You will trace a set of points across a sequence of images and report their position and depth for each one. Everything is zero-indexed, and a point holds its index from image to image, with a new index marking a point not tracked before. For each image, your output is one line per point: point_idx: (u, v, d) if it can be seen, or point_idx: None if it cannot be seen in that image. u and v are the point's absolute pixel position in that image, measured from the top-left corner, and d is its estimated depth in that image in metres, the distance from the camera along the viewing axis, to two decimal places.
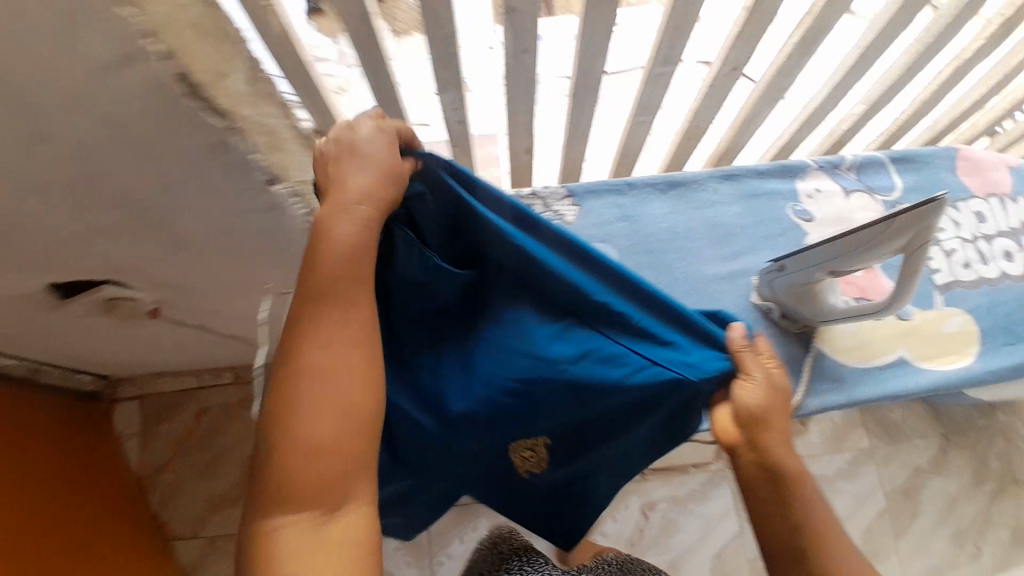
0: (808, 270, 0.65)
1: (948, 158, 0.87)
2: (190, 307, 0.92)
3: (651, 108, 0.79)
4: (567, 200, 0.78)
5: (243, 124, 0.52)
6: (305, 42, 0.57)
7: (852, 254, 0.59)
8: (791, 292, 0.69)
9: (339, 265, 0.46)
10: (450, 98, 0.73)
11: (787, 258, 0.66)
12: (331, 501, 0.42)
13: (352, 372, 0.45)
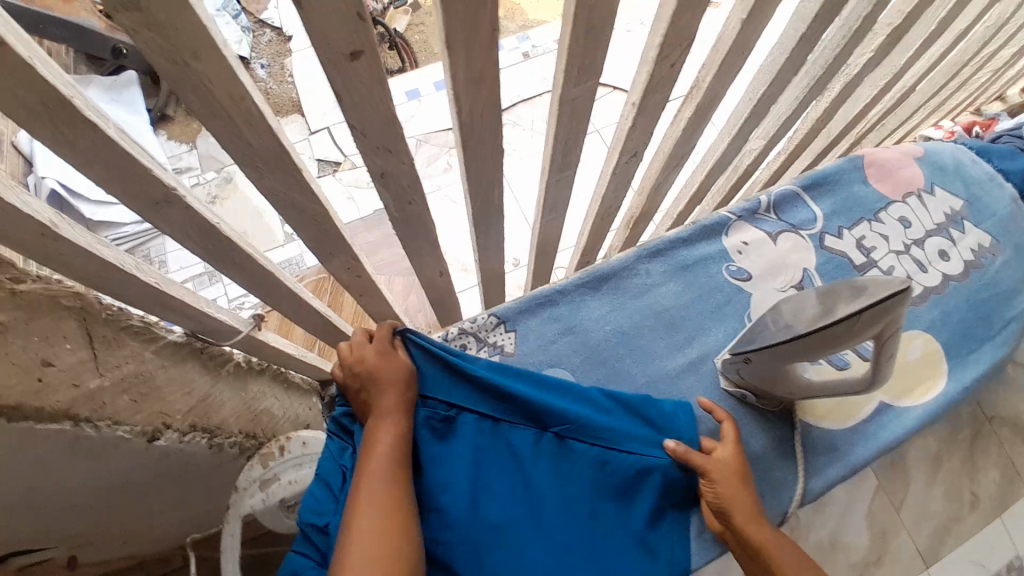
0: (777, 362, 0.63)
1: (853, 169, 0.88)
2: (111, 543, 0.79)
3: (559, 205, 0.73)
4: (499, 330, 0.72)
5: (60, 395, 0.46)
6: (135, 274, 0.49)
7: (826, 347, 0.58)
8: (759, 378, 0.66)
9: (379, 416, 0.59)
10: (339, 263, 0.64)
11: (751, 350, 0.64)
12: None
13: (385, 508, 0.50)
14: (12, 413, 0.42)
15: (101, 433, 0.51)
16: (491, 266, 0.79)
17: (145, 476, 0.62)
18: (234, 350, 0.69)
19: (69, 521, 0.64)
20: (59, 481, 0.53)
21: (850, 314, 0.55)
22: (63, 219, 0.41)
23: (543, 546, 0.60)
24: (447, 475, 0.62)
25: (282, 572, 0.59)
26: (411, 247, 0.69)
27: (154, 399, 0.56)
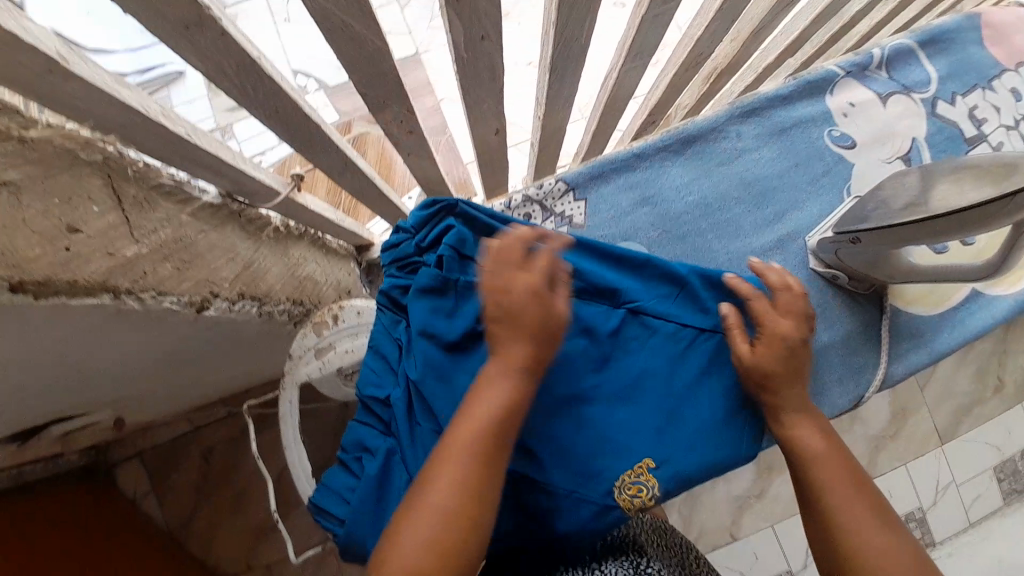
0: (887, 246, 0.55)
1: (969, 31, 0.77)
2: (159, 401, 0.79)
3: (646, 51, 0.61)
4: (569, 197, 0.64)
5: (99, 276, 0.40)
6: (166, 117, 0.39)
7: (958, 231, 0.51)
8: (854, 259, 0.60)
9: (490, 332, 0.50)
10: (392, 114, 0.54)
11: (863, 231, 0.56)
12: None
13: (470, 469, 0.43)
14: (41, 289, 0.36)
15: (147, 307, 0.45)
16: (555, 125, 0.69)
17: (190, 346, 0.59)
18: (270, 212, 0.61)
19: (117, 384, 0.62)
20: (104, 354, 0.49)
21: (1003, 195, 0.47)
22: (72, 51, 0.31)
23: (611, 426, 0.57)
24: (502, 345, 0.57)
25: (346, 440, 0.58)
26: (471, 98, 0.58)
27: (198, 268, 0.50)
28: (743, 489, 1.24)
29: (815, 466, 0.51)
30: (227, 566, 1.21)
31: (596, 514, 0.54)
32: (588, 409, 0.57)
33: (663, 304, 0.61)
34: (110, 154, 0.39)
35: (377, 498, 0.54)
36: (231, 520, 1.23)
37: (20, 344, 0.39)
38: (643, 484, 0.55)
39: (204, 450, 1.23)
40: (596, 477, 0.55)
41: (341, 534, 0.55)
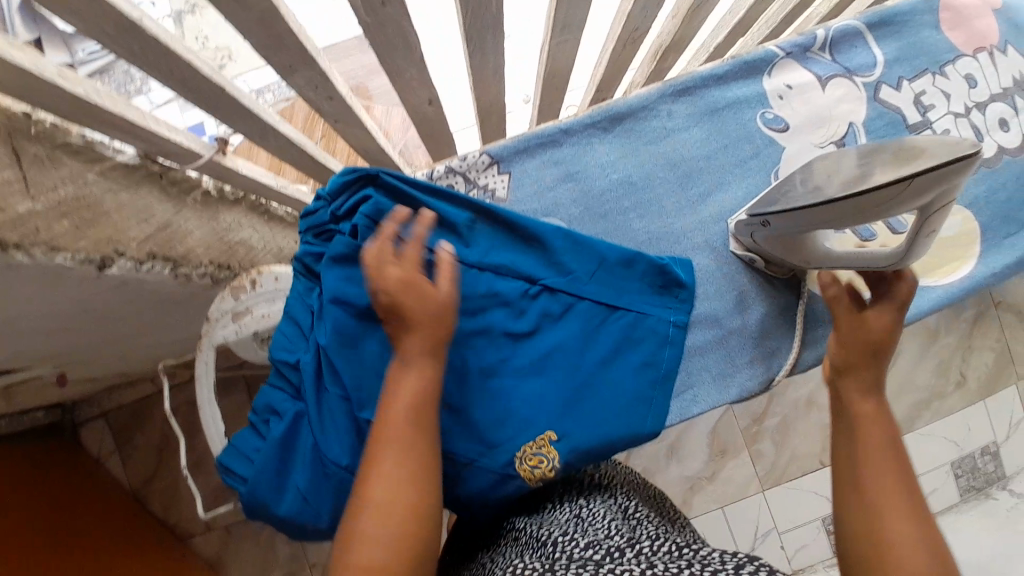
0: (794, 227, 0.55)
1: (927, 13, 0.75)
2: (102, 359, 0.80)
3: (573, 24, 0.60)
4: (492, 170, 0.65)
5: (9, 233, 0.42)
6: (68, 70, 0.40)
7: (854, 217, 0.50)
8: (780, 244, 0.60)
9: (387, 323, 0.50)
10: (306, 79, 0.55)
11: (772, 214, 0.57)
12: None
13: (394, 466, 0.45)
14: None
15: (39, 259, 0.46)
16: (489, 96, 0.69)
17: (113, 303, 0.60)
18: (204, 177, 0.61)
19: (45, 338, 0.63)
20: (11, 307, 0.50)
21: (901, 178, 0.45)
22: None
23: (517, 398, 0.60)
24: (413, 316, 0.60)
25: (257, 403, 0.60)
26: (392, 67, 0.58)
27: (100, 225, 0.51)
28: (695, 469, 1.27)
29: (871, 445, 0.48)
30: (190, 525, 1.26)
31: (497, 481, 0.58)
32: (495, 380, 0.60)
33: (582, 281, 0.62)
34: (20, 116, 0.40)
35: (282, 460, 0.57)
36: (195, 481, 1.26)
37: None
38: (544, 456, 0.58)
39: (170, 412, 1.26)
40: (498, 446, 0.58)
41: (244, 491, 0.57)
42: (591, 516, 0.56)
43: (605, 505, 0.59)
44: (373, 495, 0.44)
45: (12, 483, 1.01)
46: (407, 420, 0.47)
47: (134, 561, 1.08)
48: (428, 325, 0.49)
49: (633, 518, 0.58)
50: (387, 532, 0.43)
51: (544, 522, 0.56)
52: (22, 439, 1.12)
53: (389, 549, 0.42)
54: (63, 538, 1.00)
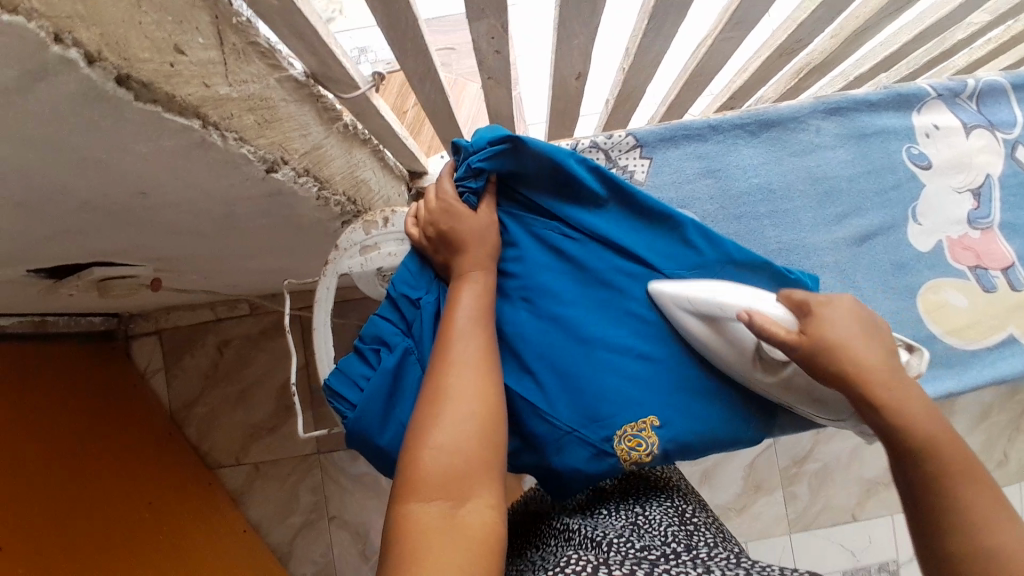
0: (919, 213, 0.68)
1: None
2: (198, 271, 0.81)
3: (745, 23, 0.59)
4: (635, 152, 0.65)
5: (210, 112, 0.43)
6: None
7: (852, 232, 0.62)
8: (792, 391, 0.56)
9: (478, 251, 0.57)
10: (486, 27, 0.55)
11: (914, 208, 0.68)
12: (460, 465, 0.46)
13: (466, 362, 0.51)
14: (142, 90, 0.37)
15: (228, 147, 0.46)
16: (636, 83, 0.69)
17: (248, 214, 0.61)
18: (342, 107, 0.63)
19: (170, 235, 0.64)
20: (172, 191, 0.51)
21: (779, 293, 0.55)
22: None
23: (624, 377, 0.59)
24: (537, 278, 0.61)
25: (366, 331, 0.60)
26: (564, 33, 0.58)
27: (278, 130, 0.51)
28: (726, 498, 1.25)
29: None
30: (219, 455, 1.27)
31: (593, 456, 0.58)
32: (604, 354, 0.59)
33: (708, 273, 0.61)
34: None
35: (390, 392, 0.57)
36: (232, 413, 1.27)
37: (105, 152, 0.41)
38: (643, 439, 0.57)
39: (219, 342, 1.27)
40: (601, 421, 0.58)
41: (350, 417, 0.58)
42: (647, 522, 0.58)
43: (662, 510, 0.60)
44: (446, 377, 0.51)
45: (51, 382, 1.02)
46: (471, 318, 0.54)
47: (153, 485, 1.09)
48: (484, 245, 0.58)
49: (689, 525, 0.59)
50: (452, 406, 0.48)
51: (598, 525, 0.57)
52: (73, 340, 1.13)
53: (461, 425, 0.48)
54: (88, 449, 1.01)
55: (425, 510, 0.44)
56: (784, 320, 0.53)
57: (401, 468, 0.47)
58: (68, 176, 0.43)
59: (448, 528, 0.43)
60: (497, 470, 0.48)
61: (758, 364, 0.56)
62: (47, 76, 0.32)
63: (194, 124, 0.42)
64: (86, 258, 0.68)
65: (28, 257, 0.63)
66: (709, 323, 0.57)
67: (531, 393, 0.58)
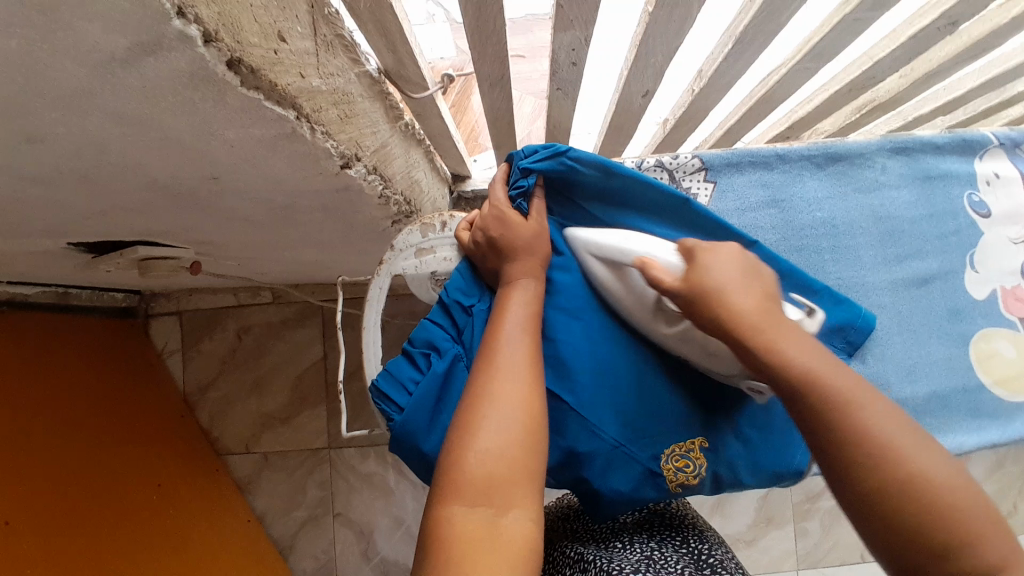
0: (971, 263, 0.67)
1: None
2: (239, 257, 0.80)
3: (827, 55, 0.59)
4: (700, 175, 0.64)
5: (304, 102, 0.42)
6: None
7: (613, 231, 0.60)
8: (689, 343, 0.55)
9: (530, 255, 0.57)
10: (570, 38, 0.54)
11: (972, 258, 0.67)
12: (506, 474, 0.45)
13: (516, 364, 0.50)
14: (249, 77, 0.36)
15: (314, 140, 0.45)
16: (702, 105, 0.68)
17: (307, 207, 0.60)
18: (404, 105, 0.65)
19: (223, 220, 0.63)
20: (244, 178, 0.50)
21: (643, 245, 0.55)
22: None
23: (673, 394, 0.58)
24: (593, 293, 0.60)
25: (415, 335, 0.60)
26: (643, 50, 0.57)
27: (353, 126, 0.51)
28: (736, 528, 1.24)
29: None
30: (229, 442, 1.26)
31: (642, 479, 0.56)
32: (658, 372, 0.58)
33: None
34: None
35: (437, 398, 0.56)
36: (245, 401, 1.26)
37: (192, 134, 0.40)
38: (691, 460, 0.57)
39: (239, 329, 1.26)
40: (648, 438, 0.57)
41: (397, 421, 0.56)
42: (662, 559, 0.55)
43: (679, 548, 0.58)
44: (493, 383, 0.49)
45: (67, 355, 1.01)
46: (521, 325, 0.53)
47: (162, 469, 1.08)
48: (535, 254, 0.58)
49: (706, 568, 0.55)
50: (501, 410, 0.47)
51: (613, 557, 0.56)
52: (94, 314, 1.12)
53: (504, 433, 0.46)
54: (102, 427, 1.00)
55: (467, 516, 0.43)
56: (673, 267, 0.52)
57: (442, 469, 0.46)
58: (145, 154, 0.43)
59: (490, 537, 0.42)
60: (539, 481, 0.46)
61: (657, 314, 0.56)
62: (156, 52, 0.31)
63: (288, 116, 0.41)
64: (131, 235, 0.67)
65: (76, 228, 0.62)
66: (613, 269, 0.57)
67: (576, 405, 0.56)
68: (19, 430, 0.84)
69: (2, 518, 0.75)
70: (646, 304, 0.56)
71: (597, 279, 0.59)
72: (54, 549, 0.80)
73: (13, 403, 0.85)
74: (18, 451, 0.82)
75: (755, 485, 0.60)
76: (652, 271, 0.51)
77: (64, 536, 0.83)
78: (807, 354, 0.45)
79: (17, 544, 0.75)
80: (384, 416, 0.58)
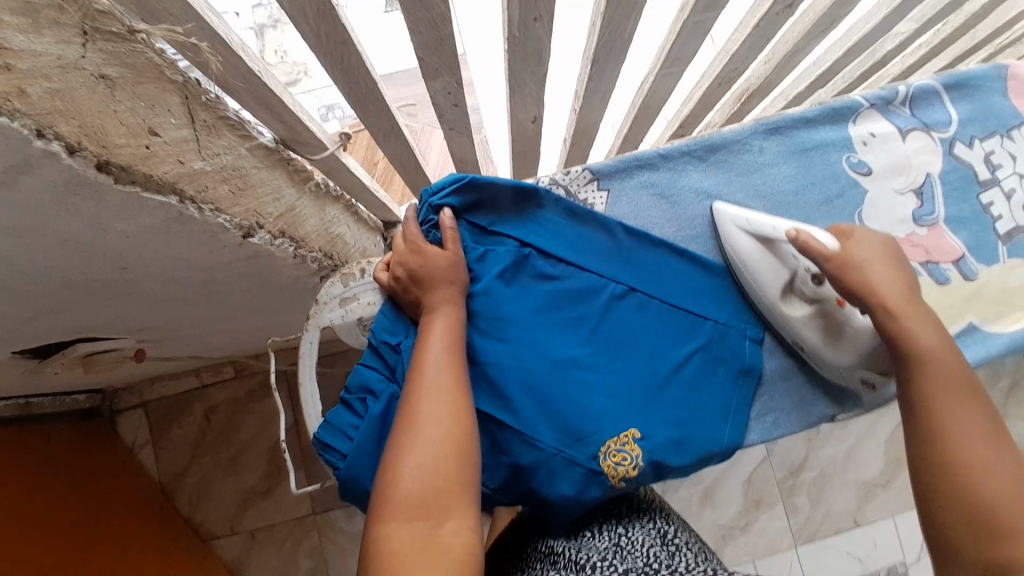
0: (857, 217, 0.71)
1: (997, 81, 0.78)
2: (181, 338, 0.82)
3: (684, 58, 0.64)
4: (593, 185, 0.68)
5: (189, 185, 0.45)
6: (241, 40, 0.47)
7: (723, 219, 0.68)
8: (816, 324, 0.63)
9: (444, 280, 0.59)
10: (442, 84, 0.58)
11: (861, 215, 0.71)
12: (437, 489, 0.47)
13: (438, 382, 0.52)
14: (121, 174, 0.39)
15: (204, 218, 0.48)
16: (590, 122, 0.73)
17: (228, 278, 0.63)
18: (311, 168, 0.68)
19: (151, 306, 0.65)
20: (153, 263, 0.52)
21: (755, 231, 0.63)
22: None
23: (600, 392, 0.61)
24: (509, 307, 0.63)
25: (351, 382, 0.62)
26: (515, 82, 0.62)
27: (250, 197, 0.54)
28: (729, 516, 1.26)
29: None
30: (213, 525, 1.24)
31: (585, 480, 0.58)
32: (580, 373, 0.61)
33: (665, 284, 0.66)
34: (189, 80, 0.45)
35: (378, 438, 0.58)
36: (224, 480, 1.25)
37: (86, 232, 0.43)
38: (628, 452, 0.59)
39: (207, 408, 1.26)
40: (584, 440, 0.59)
41: (343, 467, 0.58)
42: (629, 544, 0.59)
43: (645, 528, 0.62)
44: (417, 404, 0.51)
45: (34, 463, 1.01)
46: (442, 347, 0.55)
47: (150, 559, 1.07)
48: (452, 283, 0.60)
49: (671, 544, 0.60)
50: (429, 429, 0.49)
51: (582, 545, 0.59)
52: (57, 420, 1.12)
53: (431, 448, 0.48)
54: (83, 527, 1.00)
55: (405, 532, 0.45)
56: (829, 243, 0.59)
57: (377, 491, 0.47)
58: (47, 259, 0.45)
59: (425, 550, 0.44)
60: (472, 491, 0.49)
61: (789, 293, 0.63)
62: (29, 169, 0.34)
63: (171, 201, 0.44)
64: (64, 335, 0.68)
65: (8, 339, 0.63)
66: (761, 243, 0.64)
67: (509, 419, 0.59)
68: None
69: None
70: (785, 282, 0.63)
71: (740, 251, 0.65)
72: None
73: None
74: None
75: (695, 464, 0.62)
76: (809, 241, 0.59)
77: None
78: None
79: None
80: (330, 465, 0.60)
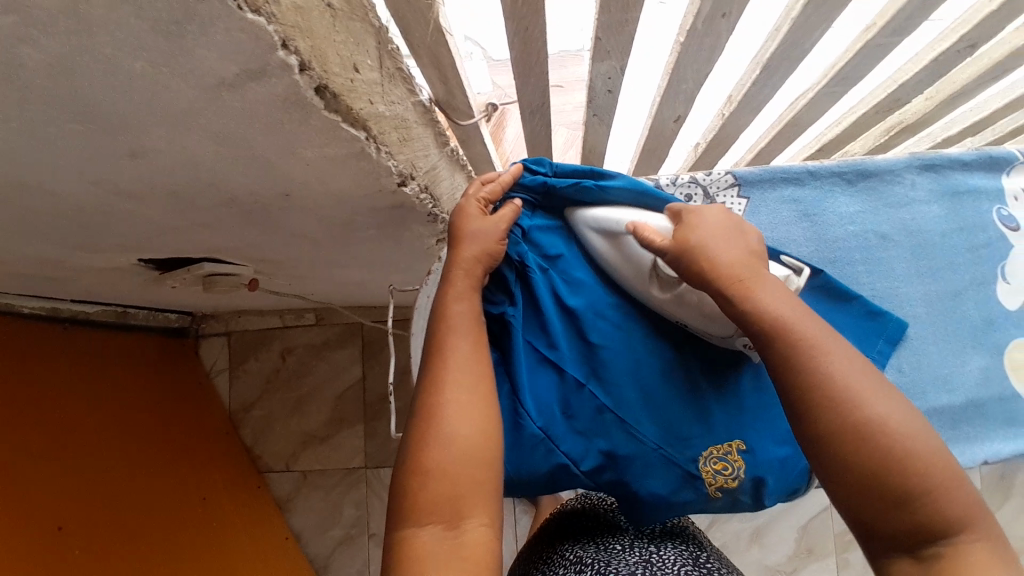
0: (996, 269, 0.68)
1: None
2: (293, 275, 0.86)
3: (851, 79, 0.62)
4: (733, 190, 0.67)
5: (374, 124, 0.47)
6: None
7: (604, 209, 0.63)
8: (687, 307, 0.57)
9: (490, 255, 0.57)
10: (607, 68, 0.59)
11: (1003, 268, 0.68)
12: (460, 490, 0.47)
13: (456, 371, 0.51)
14: (331, 101, 0.41)
15: (379, 159, 0.50)
16: (731, 130, 0.72)
17: (363, 224, 0.66)
18: (451, 133, 0.70)
19: (284, 238, 0.68)
20: (312, 195, 0.55)
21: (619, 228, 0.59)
22: None
23: (708, 399, 0.60)
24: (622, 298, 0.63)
25: None
26: (675, 78, 0.61)
27: (410, 148, 0.56)
28: (777, 560, 1.22)
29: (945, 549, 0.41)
30: (270, 460, 1.29)
31: (681, 481, 0.58)
32: (690, 376, 0.61)
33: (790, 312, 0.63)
34: (382, 28, 0.47)
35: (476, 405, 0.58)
36: (287, 419, 1.30)
37: (275, 153, 0.46)
38: (729, 463, 0.58)
39: (284, 349, 1.31)
40: (685, 440, 0.58)
41: None
42: (659, 560, 0.57)
43: (676, 551, 0.60)
44: (444, 395, 0.50)
45: (120, 370, 1.08)
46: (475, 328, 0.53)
47: (207, 480, 1.13)
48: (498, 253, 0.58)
49: (703, 569, 0.58)
50: (453, 424, 0.48)
51: (612, 559, 0.57)
52: (148, 333, 1.19)
53: (456, 445, 0.48)
54: (151, 438, 1.07)
55: (423, 535, 0.45)
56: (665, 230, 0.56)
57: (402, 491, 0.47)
58: (232, 173, 0.48)
59: (453, 556, 0.44)
60: (496, 489, 0.48)
61: (655, 279, 0.58)
62: (260, 77, 0.36)
63: (358, 137, 0.46)
64: (201, 251, 0.72)
65: (151, 245, 0.68)
66: (609, 239, 0.60)
67: (615, 406, 0.59)
68: (69, 441, 0.91)
69: (55, 523, 0.82)
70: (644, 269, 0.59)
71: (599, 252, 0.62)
72: (101, 552, 0.87)
73: (68, 415, 0.93)
74: (70, 459, 0.90)
75: (792, 492, 0.61)
76: (645, 233, 0.55)
77: (109, 542, 0.89)
78: (824, 326, 0.48)
79: (69, 549, 0.82)
80: None
